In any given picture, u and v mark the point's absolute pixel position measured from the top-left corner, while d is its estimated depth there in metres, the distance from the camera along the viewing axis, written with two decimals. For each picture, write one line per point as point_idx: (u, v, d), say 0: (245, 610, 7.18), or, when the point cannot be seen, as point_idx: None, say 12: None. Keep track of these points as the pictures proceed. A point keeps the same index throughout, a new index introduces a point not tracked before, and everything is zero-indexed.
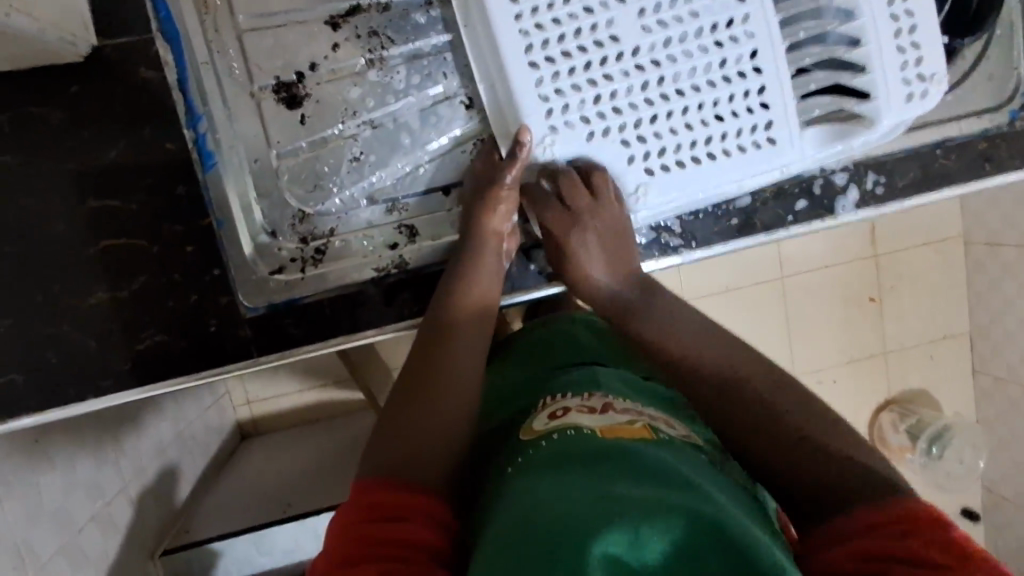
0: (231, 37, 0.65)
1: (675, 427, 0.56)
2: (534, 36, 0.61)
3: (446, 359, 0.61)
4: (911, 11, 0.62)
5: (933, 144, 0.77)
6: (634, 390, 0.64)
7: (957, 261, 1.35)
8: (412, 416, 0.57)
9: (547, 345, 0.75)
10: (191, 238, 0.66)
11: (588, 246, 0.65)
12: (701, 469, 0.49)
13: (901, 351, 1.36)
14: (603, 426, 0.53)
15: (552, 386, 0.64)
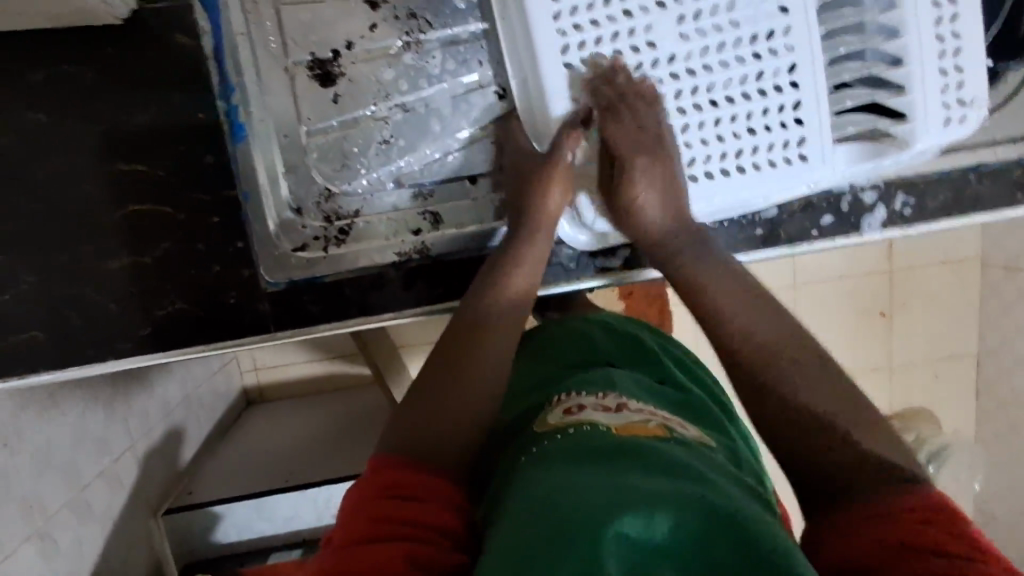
0: (269, 9, 0.65)
1: (688, 429, 0.56)
2: (570, 35, 0.61)
3: (475, 346, 0.61)
4: (957, 33, 0.61)
5: (968, 168, 0.76)
6: (647, 391, 0.63)
7: (972, 283, 1.34)
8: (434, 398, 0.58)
9: (564, 343, 0.75)
10: (216, 209, 0.66)
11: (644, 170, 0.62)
12: (719, 468, 0.50)
13: (907, 367, 1.36)
14: (617, 424, 0.53)
15: (569, 381, 0.64)
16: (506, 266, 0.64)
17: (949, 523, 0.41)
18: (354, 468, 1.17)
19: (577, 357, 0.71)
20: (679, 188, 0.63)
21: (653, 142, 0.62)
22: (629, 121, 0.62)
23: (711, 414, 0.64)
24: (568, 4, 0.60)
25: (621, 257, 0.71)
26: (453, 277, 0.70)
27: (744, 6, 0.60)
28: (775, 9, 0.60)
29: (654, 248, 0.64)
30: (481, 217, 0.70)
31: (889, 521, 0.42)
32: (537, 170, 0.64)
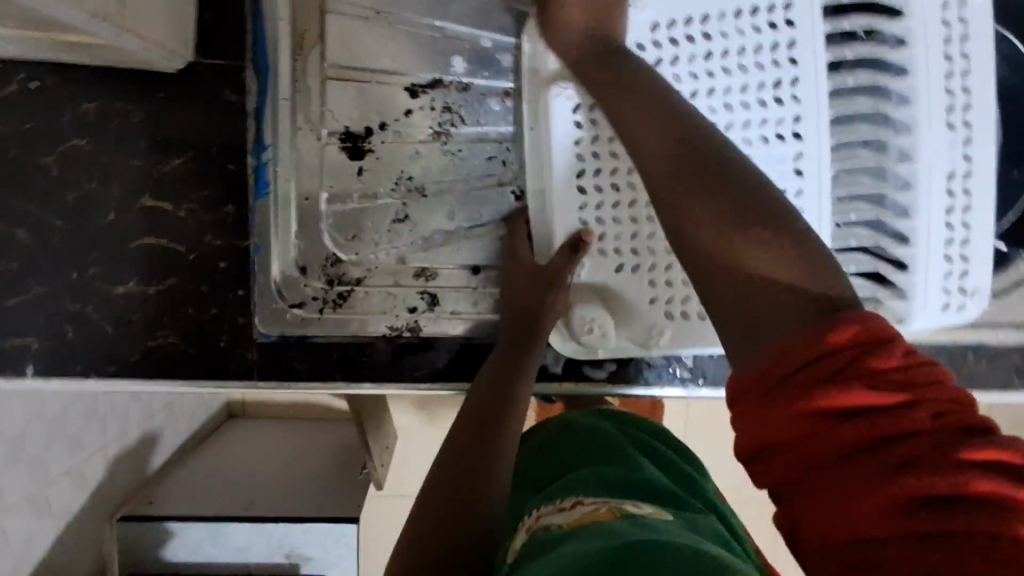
0: (316, 80, 0.67)
1: (644, 506, 0.54)
2: (586, 162, 0.64)
3: (492, 434, 0.60)
4: (967, 224, 0.61)
5: (968, 346, 0.76)
6: (609, 476, 0.60)
7: None
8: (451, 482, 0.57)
9: (553, 442, 0.71)
10: (227, 255, 0.69)
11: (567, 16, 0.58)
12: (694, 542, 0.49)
13: None
14: (569, 522, 0.52)
15: (548, 491, 0.62)
16: (508, 370, 0.64)
17: (879, 355, 0.34)
18: (313, 510, 1.17)
19: (550, 463, 0.68)
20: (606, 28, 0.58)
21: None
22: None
23: (678, 491, 0.60)
24: (590, 131, 0.64)
25: (607, 369, 0.72)
26: (441, 360, 0.72)
27: (759, 163, 0.61)
28: (791, 170, 0.61)
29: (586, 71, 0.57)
30: (477, 305, 0.72)
31: (818, 379, 0.34)
32: (524, 276, 0.65)
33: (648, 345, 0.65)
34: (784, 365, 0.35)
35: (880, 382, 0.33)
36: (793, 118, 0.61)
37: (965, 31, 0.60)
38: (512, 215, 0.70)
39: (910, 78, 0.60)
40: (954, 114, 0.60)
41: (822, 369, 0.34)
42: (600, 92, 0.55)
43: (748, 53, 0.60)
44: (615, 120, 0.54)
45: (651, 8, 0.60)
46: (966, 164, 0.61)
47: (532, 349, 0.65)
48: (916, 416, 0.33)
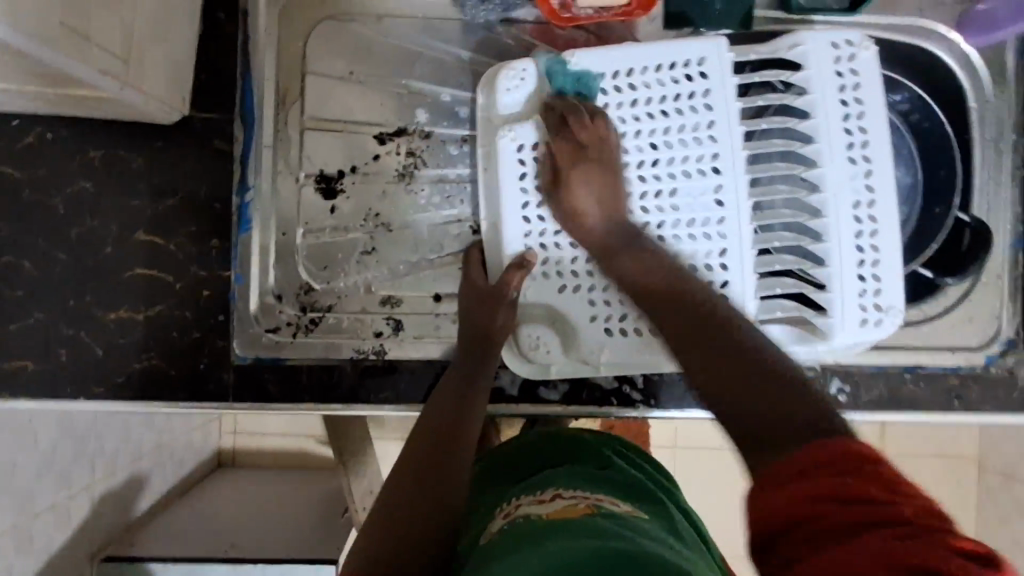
0: (296, 131, 0.77)
1: (620, 506, 0.62)
2: (530, 196, 0.70)
3: (447, 458, 0.64)
4: (877, 247, 0.67)
5: (904, 368, 0.79)
6: (587, 479, 0.67)
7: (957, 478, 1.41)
8: (416, 491, 0.61)
9: (518, 455, 0.77)
10: (210, 284, 0.75)
11: (582, 188, 0.68)
12: (664, 539, 0.58)
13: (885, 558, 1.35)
14: (550, 511, 0.60)
15: (525, 484, 0.69)
16: (467, 379, 0.70)
17: (868, 466, 0.41)
18: (291, 553, 1.17)
19: (518, 478, 0.74)
20: (615, 191, 0.68)
21: (593, 149, 0.68)
22: (576, 131, 0.68)
23: (645, 485, 0.70)
24: (534, 168, 0.70)
25: (560, 391, 0.76)
26: (403, 381, 0.75)
27: (683, 195, 0.69)
28: (712, 201, 0.68)
29: (600, 251, 0.68)
30: (439, 330, 0.77)
31: (823, 477, 0.41)
32: (479, 303, 0.71)
33: (596, 362, 0.70)
34: (785, 465, 0.43)
35: (871, 478, 0.40)
36: (711, 156, 0.68)
37: (858, 79, 0.68)
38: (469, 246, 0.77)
39: (812, 120, 0.68)
40: (854, 150, 0.68)
41: (807, 471, 0.42)
42: (616, 258, 0.67)
43: (669, 101, 0.69)
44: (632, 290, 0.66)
45: (583, 64, 0.69)
46: (870, 194, 0.67)
47: (480, 365, 0.70)
48: (898, 509, 0.38)
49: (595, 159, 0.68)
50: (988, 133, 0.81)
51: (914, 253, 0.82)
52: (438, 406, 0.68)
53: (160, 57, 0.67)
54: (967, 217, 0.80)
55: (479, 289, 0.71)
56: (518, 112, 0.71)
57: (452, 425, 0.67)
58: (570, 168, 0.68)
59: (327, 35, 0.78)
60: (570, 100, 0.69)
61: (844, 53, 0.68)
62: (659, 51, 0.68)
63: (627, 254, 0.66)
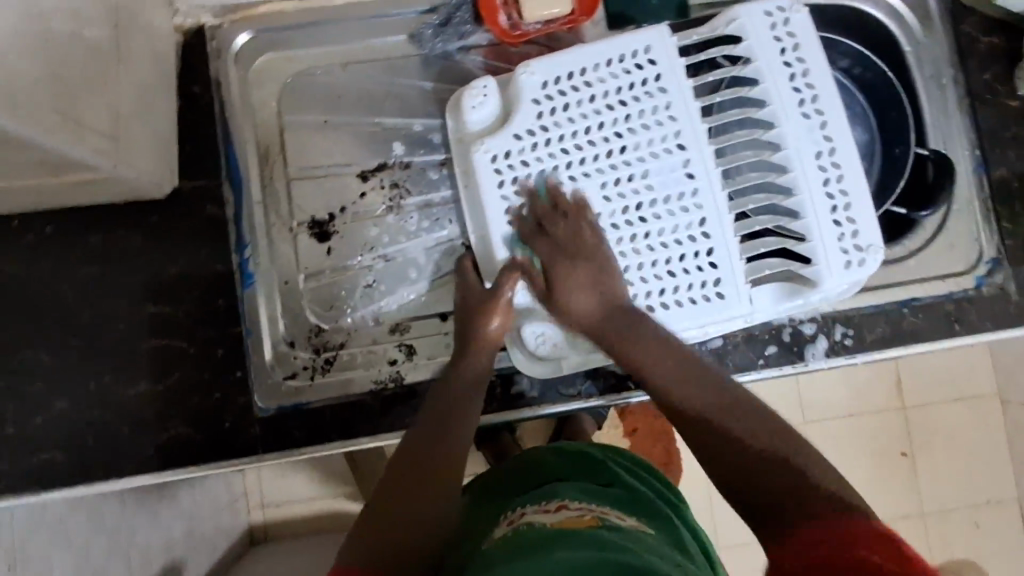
0: (282, 184, 0.81)
1: (625, 520, 0.67)
2: (512, 201, 0.72)
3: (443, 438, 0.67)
4: (846, 191, 0.71)
5: (900, 302, 0.82)
6: (590, 494, 0.72)
7: (994, 420, 1.47)
8: (409, 465, 0.65)
9: (524, 471, 0.81)
10: (223, 342, 0.77)
11: (572, 283, 0.70)
12: (666, 553, 0.62)
13: (940, 512, 1.46)
14: (556, 521, 0.64)
15: (529, 496, 0.73)
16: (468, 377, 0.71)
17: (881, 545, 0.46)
18: None
19: (521, 488, 0.78)
20: (603, 274, 0.70)
21: (573, 241, 0.71)
22: (552, 231, 0.71)
23: (644, 495, 0.75)
24: (511, 175, 0.73)
25: (580, 387, 0.79)
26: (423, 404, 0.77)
27: (655, 175, 0.72)
28: (683, 175, 0.72)
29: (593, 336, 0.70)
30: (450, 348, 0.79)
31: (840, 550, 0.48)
32: (479, 307, 0.72)
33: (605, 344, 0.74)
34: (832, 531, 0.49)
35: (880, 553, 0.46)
36: (674, 135, 0.72)
37: (795, 41, 0.73)
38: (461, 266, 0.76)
39: (762, 84, 0.72)
40: (806, 106, 0.72)
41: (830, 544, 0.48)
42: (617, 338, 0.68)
43: (625, 91, 0.73)
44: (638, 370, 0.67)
45: (540, 71, 0.73)
46: (828, 144, 0.71)
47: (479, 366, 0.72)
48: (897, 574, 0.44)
49: (574, 253, 0.70)
50: (928, 72, 0.86)
51: (885, 194, 0.85)
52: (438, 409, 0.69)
53: (146, 133, 0.71)
54: (926, 151, 0.85)
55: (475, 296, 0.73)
56: (490, 123, 0.74)
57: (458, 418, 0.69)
58: (554, 268, 0.70)
59: (297, 91, 0.82)
60: (622, 118, 0.72)
61: (778, 20, 0.73)
62: (609, 48, 0.73)
63: (630, 333, 0.68)
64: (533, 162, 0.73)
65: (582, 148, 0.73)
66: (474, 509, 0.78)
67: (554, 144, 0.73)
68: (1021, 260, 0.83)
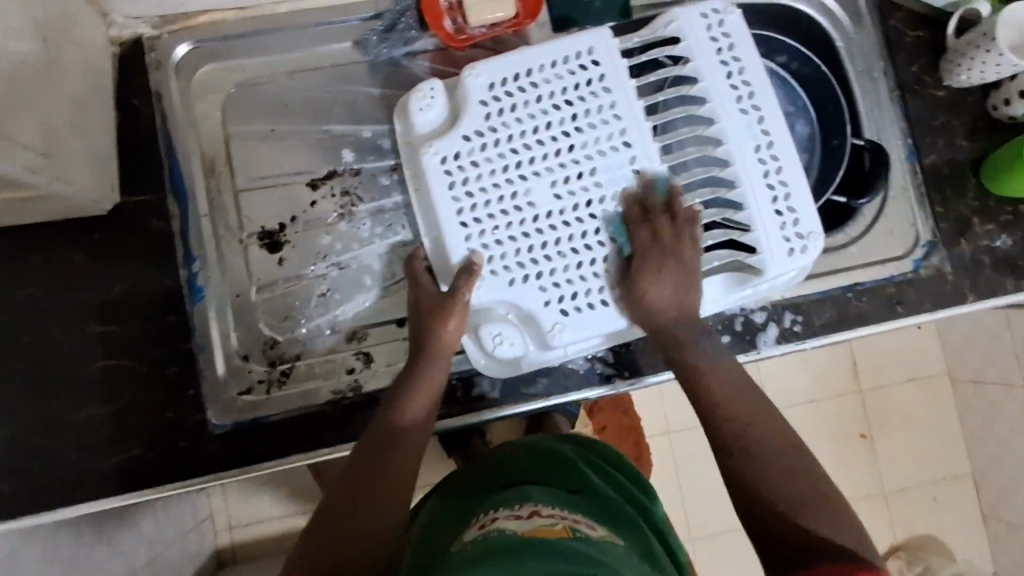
0: (230, 195, 0.79)
1: (594, 529, 0.68)
2: (463, 202, 0.72)
3: (393, 453, 0.67)
4: (785, 182, 0.73)
5: (844, 288, 0.85)
6: (559, 499, 0.72)
7: (946, 398, 1.54)
8: (360, 484, 0.65)
9: (495, 471, 0.81)
10: (174, 359, 0.75)
11: (665, 281, 0.71)
12: (633, 563, 0.65)
13: (901, 490, 1.51)
14: (525, 528, 0.64)
15: (499, 497, 0.72)
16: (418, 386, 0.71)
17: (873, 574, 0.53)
18: None
19: (489, 488, 0.78)
20: (690, 286, 0.72)
21: (667, 246, 0.72)
22: (657, 225, 0.72)
23: (611, 501, 0.77)
24: (461, 176, 0.73)
25: (539, 385, 0.80)
26: None
27: (603, 172, 0.74)
28: (630, 172, 0.74)
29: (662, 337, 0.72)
30: None
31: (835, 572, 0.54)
32: (434, 308, 0.72)
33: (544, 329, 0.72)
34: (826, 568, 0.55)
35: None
36: (620, 133, 0.74)
37: (730, 40, 0.75)
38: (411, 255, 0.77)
39: (701, 81, 0.74)
40: (743, 101, 0.74)
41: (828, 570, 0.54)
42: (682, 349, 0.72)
43: (571, 91, 0.74)
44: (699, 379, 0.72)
45: (485, 73, 0.74)
46: (766, 137, 0.74)
47: (432, 368, 0.71)
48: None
49: (671, 253, 0.71)
50: (860, 66, 0.90)
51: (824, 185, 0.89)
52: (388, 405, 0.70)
53: (83, 148, 0.68)
54: (862, 141, 0.88)
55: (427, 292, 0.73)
56: (438, 126, 0.74)
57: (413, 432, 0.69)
58: (650, 260, 0.71)
59: (242, 100, 0.81)
60: (568, 119, 0.74)
61: (713, 20, 0.75)
62: (553, 49, 0.74)
63: (697, 346, 0.72)
64: (482, 163, 0.73)
65: (531, 147, 0.73)
66: (441, 506, 0.78)
67: (502, 144, 0.73)
68: (955, 242, 0.87)
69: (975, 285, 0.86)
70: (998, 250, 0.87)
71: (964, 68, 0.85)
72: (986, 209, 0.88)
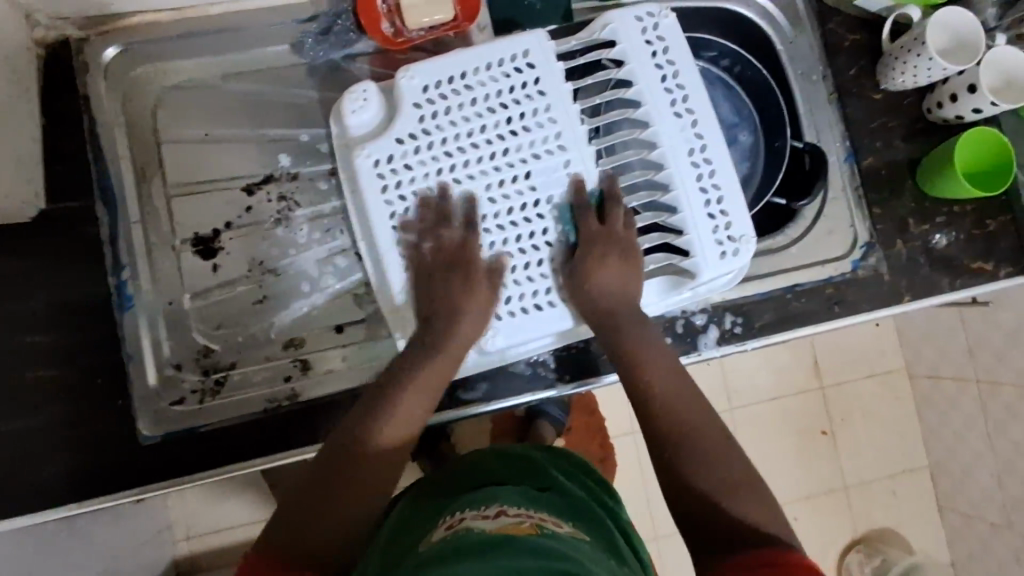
0: (162, 202, 0.78)
1: (562, 526, 0.67)
2: (397, 206, 0.72)
3: (367, 452, 0.66)
4: (718, 185, 0.74)
5: (784, 289, 0.86)
6: (527, 500, 0.72)
7: (903, 393, 1.57)
8: (324, 482, 0.65)
9: (464, 476, 0.81)
10: (102, 369, 0.73)
11: (606, 269, 0.71)
12: (599, 559, 0.63)
13: (861, 484, 1.53)
14: (493, 526, 0.63)
15: (467, 499, 0.72)
16: (399, 380, 0.69)
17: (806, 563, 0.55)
18: None
19: (456, 492, 0.77)
20: (632, 278, 0.72)
21: (612, 236, 0.73)
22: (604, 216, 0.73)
23: (582, 502, 0.76)
24: (394, 180, 0.72)
25: (480, 390, 0.80)
26: (319, 418, 0.75)
27: (538, 175, 0.73)
28: (565, 176, 0.74)
29: (603, 326, 0.72)
30: (348, 360, 0.77)
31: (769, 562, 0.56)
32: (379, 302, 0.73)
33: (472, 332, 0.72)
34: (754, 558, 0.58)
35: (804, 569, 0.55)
36: (555, 136, 0.74)
37: (664, 44, 0.75)
38: (421, 231, 0.72)
39: (636, 85, 0.75)
40: (677, 105, 0.74)
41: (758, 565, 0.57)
42: (625, 338, 0.72)
43: (506, 94, 0.74)
44: (636, 371, 0.72)
45: (419, 76, 0.73)
46: (700, 141, 0.74)
47: (423, 363, 0.70)
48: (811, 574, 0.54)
49: (613, 243, 0.72)
50: (800, 69, 0.91)
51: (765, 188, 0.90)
52: (360, 418, 0.68)
53: None
54: (801, 144, 0.90)
55: (467, 285, 0.70)
56: (373, 128, 0.73)
57: (394, 427, 0.68)
58: (595, 246, 0.71)
59: (174, 104, 0.79)
60: (503, 122, 0.73)
61: (648, 24, 0.76)
62: (489, 51, 0.74)
63: (638, 337, 0.72)
64: (416, 167, 0.72)
65: (465, 151, 0.73)
66: (404, 513, 0.77)
67: (436, 148, 0.73)
68: (893, 243, 0.88)
69: (911, 285, 0.88)
70: (934, 250, 0.89)
71: (898, 71, 0.86)
72: (922, 209, 0.89)
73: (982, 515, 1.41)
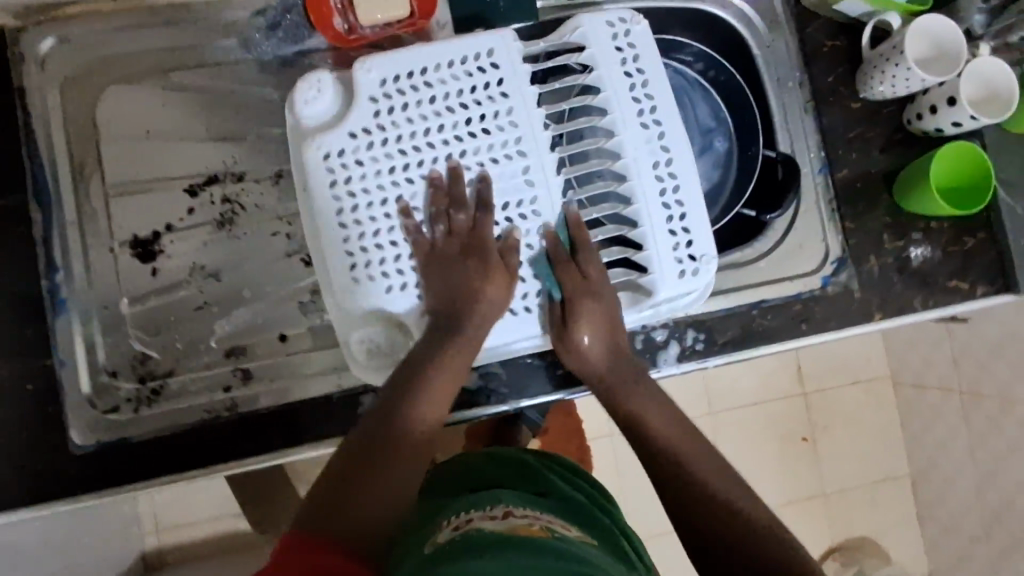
0: (100, 201, 0.75)
1: (570, 530, 0.65)
2: (345, 203, 0.68)
3: (384, 455, 0.63)
4: (681, 201, 0.71)
5: (750, 305, 0.83)
6: (530, 502, 0.69)
7: (887, 401, 1.54)
8: (344, 485, 0.61)
9: (452, 483, 0.77)
10: (33, 375, 0.71)
11: (592, 327, 0.70)
12: (611, 562, 0.61)
13: (840, 492, 1.51)
14: (505, 526, 0.61)
15: (467, 501, 0.68)
16: (408, 381, 0.67)
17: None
18: None
19: (448, 497, 0.73)
20: (617, 326, 0.71)
21: (597, 287, 0.70)
22: (582, 266, 0.70)
23: (583, 506, 0.73)
24: (344, 175, 0.69)
25: None
26: (257, 431, 0.72)
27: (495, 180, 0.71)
28: (523, 182, 0.71)
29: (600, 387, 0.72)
30: (290, 369, 0.75)
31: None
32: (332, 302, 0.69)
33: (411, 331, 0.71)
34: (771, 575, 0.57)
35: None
36: (515, 140, 0.70)
37: (636, 51, 0.72)
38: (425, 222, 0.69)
39: (603, 92, 0.71)
40: (645, 115, 0.71)
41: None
42: (624, 388, 0.71)
43: (468, 93, 0.70)
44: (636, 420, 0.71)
45: (377, 68, 0.69)
46: (666, 154, 0.71)
47: (445, 365, 0.67)
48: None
49: (597, 295, 0.70)
50: (775, 75, 0.87)
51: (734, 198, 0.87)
52: (383, 421, 0.65)
53: None
54: (773, 153, 0.86)
55: (485, 271, 0.68)
56: (325, 119, 0.69)
57: (407, 425, 0.66)
58: (579, 304, 0.69)
59: (115, 98, 0.76)
60: (462, 123, 0.70)
61: (620, 30, 0.72)
62: (453, 47, 0.70)
63: (634, 389, 0.71)
64: (368, 162, 0.69)
65: (421, 150, 0.70)
66: None
67: (391, 145, 0.69)
68: (866, 259, 0.85)
69: (883, 303, 0.85)
70: (910, 266, 0.85)
71: (877, 80, 0.83)
72: (898, 224, 0.86)
73: (962, 527, 1.39)
